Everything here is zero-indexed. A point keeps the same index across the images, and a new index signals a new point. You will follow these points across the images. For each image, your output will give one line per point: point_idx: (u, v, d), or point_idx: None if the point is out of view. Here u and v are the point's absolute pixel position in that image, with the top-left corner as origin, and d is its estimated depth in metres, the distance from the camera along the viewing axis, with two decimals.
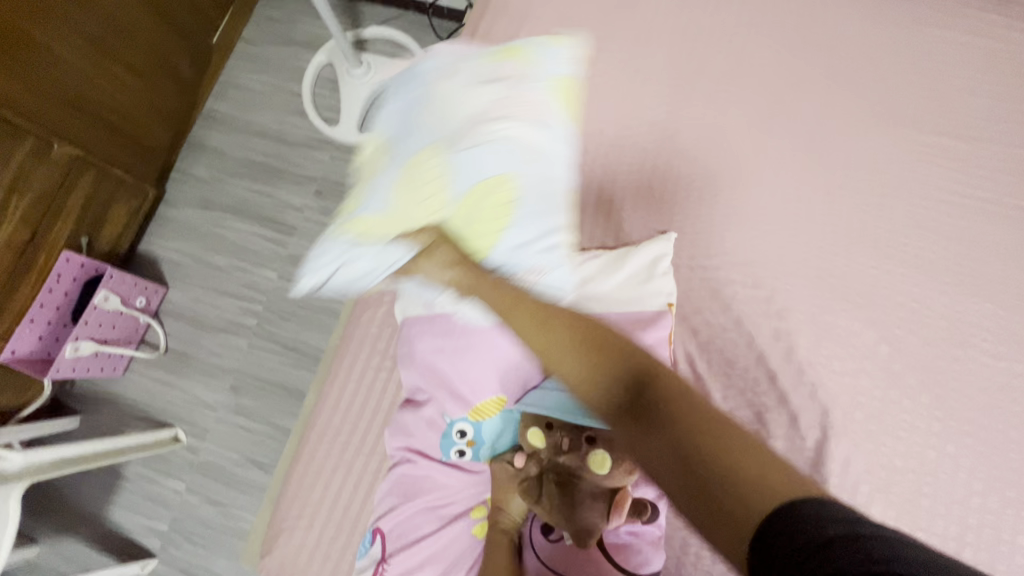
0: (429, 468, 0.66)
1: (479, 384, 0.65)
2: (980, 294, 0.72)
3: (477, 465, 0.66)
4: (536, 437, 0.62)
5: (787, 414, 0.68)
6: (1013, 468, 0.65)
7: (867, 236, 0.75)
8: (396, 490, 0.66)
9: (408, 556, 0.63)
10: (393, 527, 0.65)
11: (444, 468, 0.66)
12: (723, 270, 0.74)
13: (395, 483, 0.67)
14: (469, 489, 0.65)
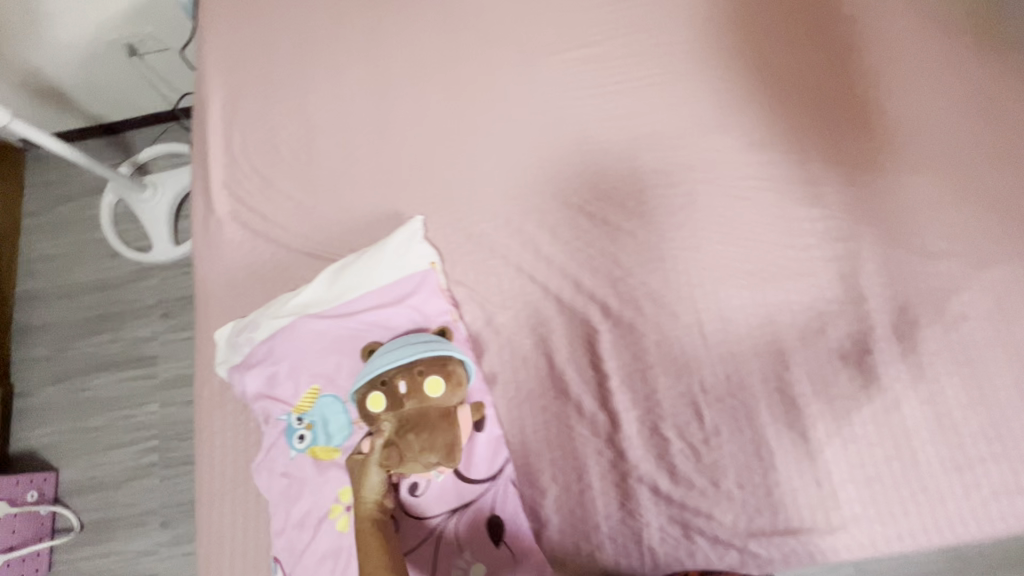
0: (295, 487, 0.70)
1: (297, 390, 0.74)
2: (648, 145, 0.92)
3: (320, 466, 0.70)
4: (376, 401, 0.69)
5: (553, 297, 0.86)
6: (714, 254, 0.86)
7: (559, 141, 0.93)
8: (280, 516, 0.71)
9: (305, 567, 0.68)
10: (287, 549, 0.69)
11: (304, 481, 0.70)
12: (469, 217, 0.91)
13: (276, 511, 0.71)
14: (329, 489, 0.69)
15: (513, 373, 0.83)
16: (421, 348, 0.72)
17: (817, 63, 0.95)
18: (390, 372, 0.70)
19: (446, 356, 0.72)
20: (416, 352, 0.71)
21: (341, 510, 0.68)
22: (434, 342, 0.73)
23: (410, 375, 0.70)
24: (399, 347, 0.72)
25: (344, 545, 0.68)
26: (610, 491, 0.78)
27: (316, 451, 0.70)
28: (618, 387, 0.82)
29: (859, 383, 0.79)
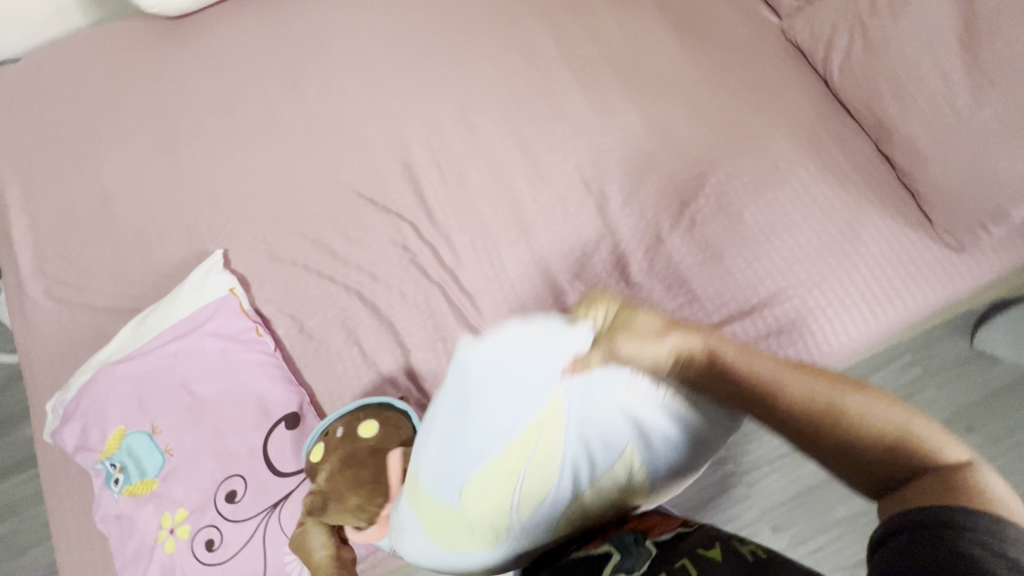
0: (124, 525, 0.76)
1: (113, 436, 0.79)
2: (414, 136, 1.02)
3: (140, 500, 0.76)
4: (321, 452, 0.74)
5: (354, 291, 0.94)
6: (487, 217, 0.96)
7: (337, 152, 1.02)
8: (117, 555, 0.76)
9: None
10: None
11: (129, 517, 0.76)
12: (267, 239, 0.98)
13: (115, 552, 0.77)
14: (152, 517, 0.75)
15: (329, 368, 0.91)
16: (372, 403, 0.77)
17: (551, 28, 1.06)
18: (333, 424, 0.75)
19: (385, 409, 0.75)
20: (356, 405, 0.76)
21: (167, 533, 0.75)
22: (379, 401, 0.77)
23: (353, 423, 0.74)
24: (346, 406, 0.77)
25: (176, 563, 0.74)
26: None
27: (133, 488, 0.76)
28: (424, 355, 0.90)
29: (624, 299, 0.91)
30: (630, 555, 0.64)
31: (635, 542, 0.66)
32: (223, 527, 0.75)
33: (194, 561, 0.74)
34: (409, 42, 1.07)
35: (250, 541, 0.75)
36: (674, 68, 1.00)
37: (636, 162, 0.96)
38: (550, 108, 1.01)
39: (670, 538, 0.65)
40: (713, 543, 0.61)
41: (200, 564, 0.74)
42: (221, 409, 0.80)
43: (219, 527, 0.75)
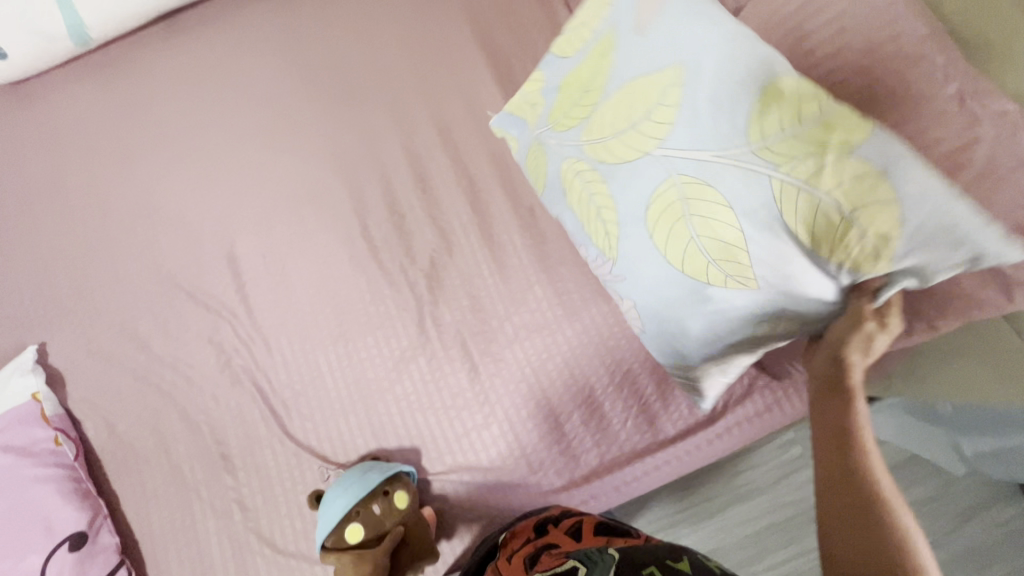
0: None
1: None
2: (243, 224, 0.97)
3: None
4: (355, 532, 0.78)
5: (168, 393, 0.92)
6: (308, 318, 0.93)
7: (162, 238, 0.98)
8: None
9: None
10: None
11: None
12: (85, 332, 0.95)
13: None
14: None
15: (136, 474, 0.89)
16: (380, 478, 0.80)
17: (393, 106, 1.01)
18: (364, 497, 0.79)
19: (397, 472, 0.81)
20: (353, 498, 0.78)
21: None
22: (381, 471, 0.81)
23: (364, 512, 0.78)
24: (342, 493, 0.79)
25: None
26: (229, 567, 0.84)
27: None
28: (232, 465, 0.88)
29: (438, 415, 0.87)
30: (593, 563, 0.63)
31: (597, 551, 0.65)
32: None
33: None
34: (248, 120, 1.02)
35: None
36: (514, 164, 0.96)
37: (464, 265, 0.92)
38: (383, 198, 0.96)
39: (630, 547, 0.66)
40: (681, 557, 0.62)
41: None
42: (3, 530, 0.79)
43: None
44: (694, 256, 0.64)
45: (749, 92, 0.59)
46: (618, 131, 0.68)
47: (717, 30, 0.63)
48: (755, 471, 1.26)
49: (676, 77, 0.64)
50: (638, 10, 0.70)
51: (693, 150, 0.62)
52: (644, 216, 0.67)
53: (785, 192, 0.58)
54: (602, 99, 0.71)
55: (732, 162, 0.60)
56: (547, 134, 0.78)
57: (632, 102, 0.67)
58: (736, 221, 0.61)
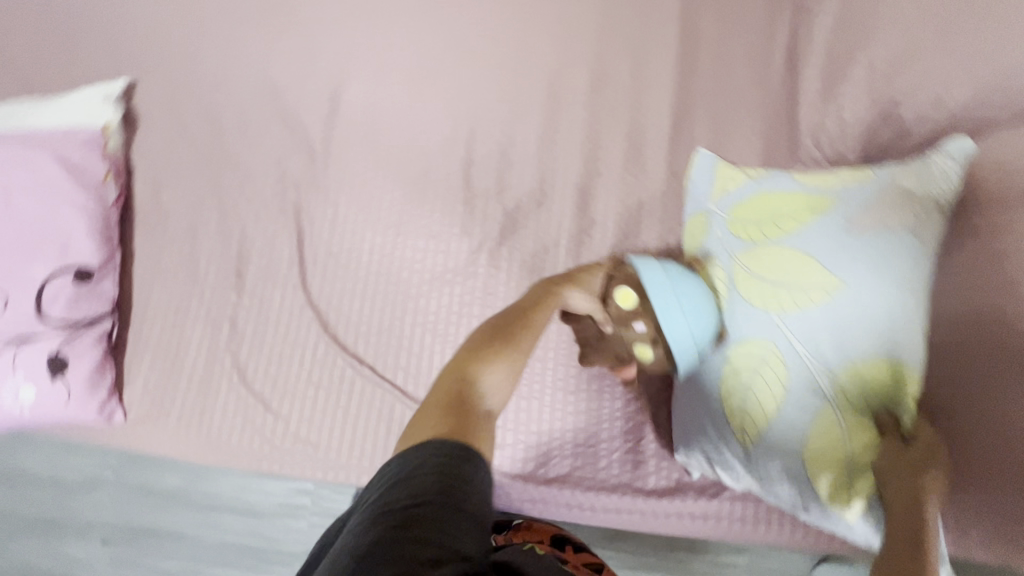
0: None
1: None
2: (361, 70, 0.92)
3: None
4: (624, 298, 0.65)
5: (219, 190, 0.90)
6: (375, 190, 0.89)
7: (282, 42, 0.93)
8: None
9: None
10: None
11: None
12: (175, 95, 0.94)
13: None
14: None
15: (157, 246, 0.89)
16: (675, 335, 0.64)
17: (563, 28, 0.91)
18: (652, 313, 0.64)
19: (677, 368, 0.66)
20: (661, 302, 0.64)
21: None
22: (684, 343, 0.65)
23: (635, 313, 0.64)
24: (681, 310, 0.64)
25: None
26: (198, 371, 0.86)
27: None
28: (242, 285, 0.88)
29: (444, 347, 0.83)
30: None
31: None
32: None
33: None
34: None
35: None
36: (649, 150, 0.86)
37: (545, 222, 0.85)
38: (503, 115, 0.89)
39: None
40: None
41: None
42: (27, 230, 0.82)
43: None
44: (735, 399, 0.66)
45: (871, 346, 0.60)
46: (765, 280, 0.66)
47: (895, 283, 0.60)
48: (696, 556, 1.21)
49: (830, 288, 0.62)
50: (870, 207, 0.64)
51: (822, 313, 0.62)
52: (739, 334, 0.67)
53: (821, 416, 0.61)
54: (780, 217, 0.69)
55: (806, 371, 0.62)
56: (719, 221, 0.74)
57: (795, 266, 0.65)
58: (785, 408, 0.63)
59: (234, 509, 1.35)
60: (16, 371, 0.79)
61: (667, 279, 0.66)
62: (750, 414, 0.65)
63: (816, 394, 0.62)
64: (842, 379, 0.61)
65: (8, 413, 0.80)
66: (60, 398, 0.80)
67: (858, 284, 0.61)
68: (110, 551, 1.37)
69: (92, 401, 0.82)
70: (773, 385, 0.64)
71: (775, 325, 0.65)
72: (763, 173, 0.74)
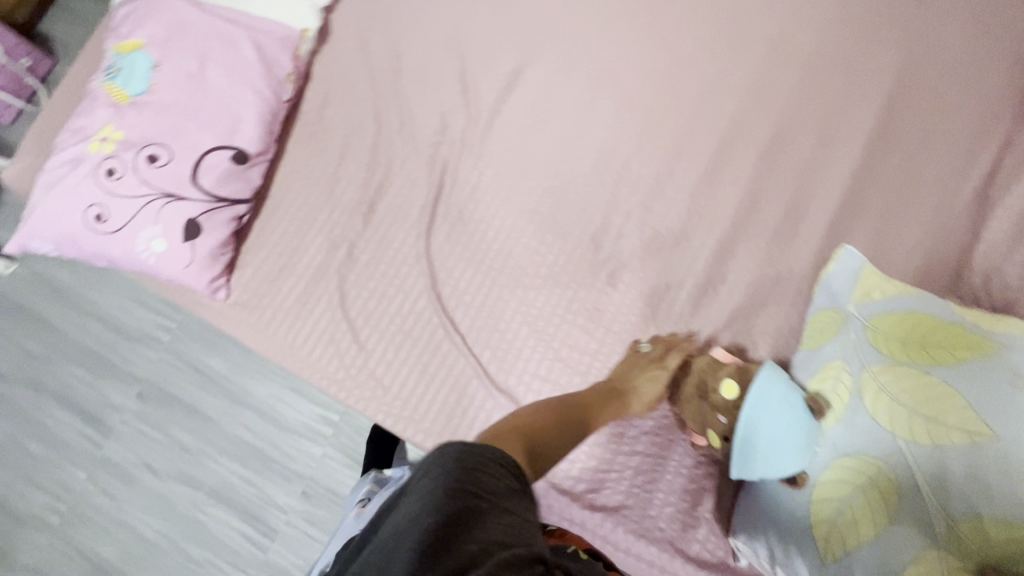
0: (88, 106, 0.86)
1: (136, 35, 0.86)
2: (549, 56, 0.92)
3: (106, 99, 0.85)
4: (728, 389, 0.70)
5: (376, 123, 0.93)
6: (521, 173, 0.89)
7: (485, 5, 0.95)
8: (70, 120, 0.87)
9: (57, 158, 0.85)
10: (59, 142, 0.87)
11: (94, 103, 0.86)
12: (369, 20, 0.96)
13: (71, 116, 0.88)
14: (98, 119, 0.85)
15: (306, 154, 0.93)
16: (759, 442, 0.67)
17: (758, 82, 0.89)
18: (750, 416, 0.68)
19: (742, 467, 0.69)
20: (762, 410, 0.67)
21: (101, 137, 0.84)
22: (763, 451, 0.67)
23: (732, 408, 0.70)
24: (772, 416, 0.67)
25: (86, 161, 0.84)
26: (303, 280, 0.89)
27: (111, 88, 0.85)
28: (368, 218, 0.90)
29: (539, 345, 0.84)
30: None
31: None
32: (129, 169, 0.83)
33: (94, 171, 0.83)
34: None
35: (137, 200, 0.82)
36: (804, 230, 0.84)
37: (675, 263, 0.84)
38: (669, 146, 0.88)
39: None
40: None
41: (92, 178, 0.83)
42: (207, 100, 0.86)
43: (128, 167, 0.83)
44: (827, 509, 0.66)
45: (1004, 511, 0.56)
46: (896, 404, 0.64)
47: None
48: None
49: (977, 436, 0.58)
50: None
51: (953, 458, 0.59)
52: (849, 447, 0.66)
53: (924, 561, 0.59)
54: (925, 344, 0.66)
55: (918, 511, 0.60)
56: (854, 325, 0.71)
57: (933, 400, 0.62)
58: (881, 538, 0.62)
59: (257, 411, 1.39)
60: (156, 223, 0.83)
61: (782, 390, 0.68)
62: (844, 530, 0.64)
63: (924, 536, 0.59)
64: (959, 532, 0.58)
65: (134, 257, 0.84)
66: (182, 261, 0.84)
67: (1013, 443, 0.57)
68: (140, 404, 1.44)
69: (206, 273, 0.86)
70: (874, 511, 0.63)
71: (900, 453, 0.62)
72: (915, 291, 0.70)
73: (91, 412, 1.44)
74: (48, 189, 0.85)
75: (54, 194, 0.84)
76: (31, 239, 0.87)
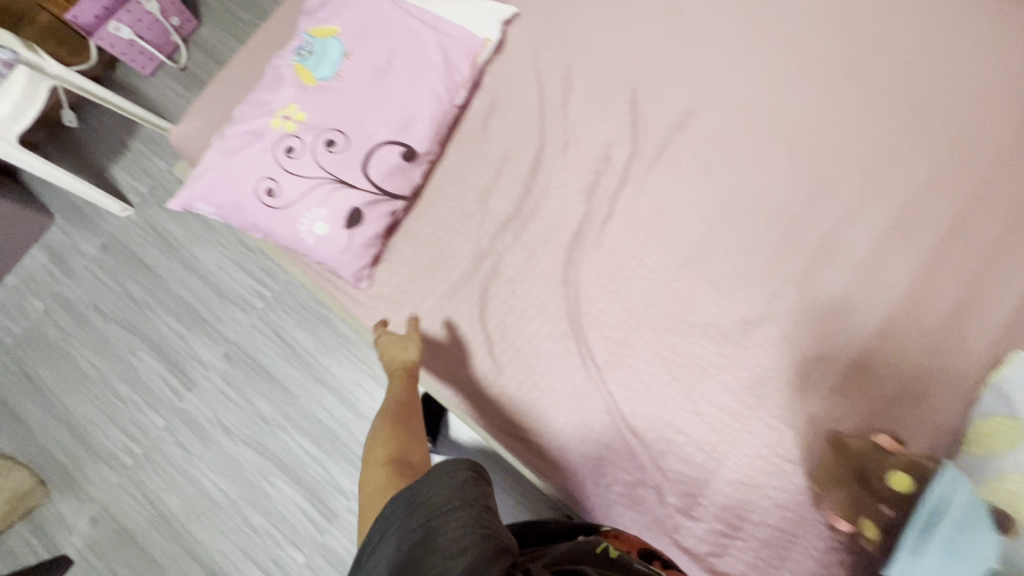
0: (275, 84, 0.89)
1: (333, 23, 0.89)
2: (726, 102, 0.91)
3: (295, 79, 0.88)
4: (903, 483, 0.71)
5: (539, 140, 0.93)
6: (680, 215, 0.88)
7: (667, 42, 0.94)
8: (255, 93, 0.91)
9: (238, 128, 0.88)
10: (241, 112, 0.90)
11: (282, 81, 0.89)
12: (546, 38, 0.97)
13: (256, 89, 0.91)
14: (284, 97, 0.87)
15: (464, 159, 0.94)
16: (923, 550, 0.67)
17: (944, 164, 0.85)
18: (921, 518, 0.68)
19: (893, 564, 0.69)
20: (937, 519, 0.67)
21: (285, 114, 0.86)
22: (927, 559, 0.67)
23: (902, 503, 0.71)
24: (948, 529, 0.66)
25: (267, 135, 0.86)
26: (446, 283, 0.90)
27: (301, 70, 0.88)
28: (518, 233, 0.90)
29: (677, 391, 0.82)
30: None
31: None
32: (307, 150, 0.85)
33: (273, 146, 0.85)
34: (825, 42, 0.91)
35: (309, 179, 0.84)
36: (977, 325, 0.79)
37: (831, 334, 0.81)
38: (840, 213, 0.85)
39: None
40: None
41: (270, 153, 0.85)
42: (387, 94, 0.87)
43: (307, 146, 0.85)
44: None
45: None
46: None
47: None
48: None
49: None
50: None
51: None
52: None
53: None
54: None
55: None
56: None
57: None
58: None
59: (339, 394, 1.42)
60: (322, 205, 0.85)
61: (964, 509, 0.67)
62: None
63: None
64: None
65: (294, 235, 0.85)
66: (338, 246, 0.86)
67: None
68: (225, 365, 1.48)
69: (358, 259, 0.88)
70: None
71: None
72: None
73: (177, 363, 1.48)
74: (225, 155, 0.88)
75: (229, 161, 0.87)
76: (196, 199, 0.90)
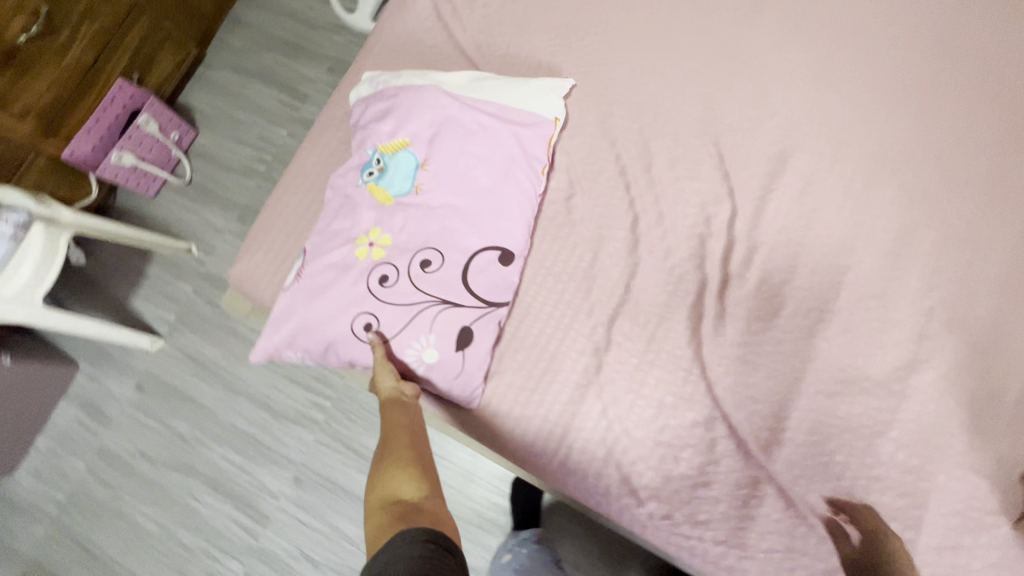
0: (348, 207, 0.83)
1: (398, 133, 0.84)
2: (817, 141, 0.87)
3: (370, 200, 0.82)
4: None
5: (631, 214, 0.88)
6: (799, 267, 0.83)
7: (741, 90, 0.90)
8: (326, 221, 0.84)
9: (317, 262, 0.82)
10: (315, 244, 0.83)
11: (356, 203, 0.83)
12: (613, 106, 0.92)
13: (325, 215, 0.85)
14: (364, 221, 0.81)
15: (557, 247, 0.88)
16: None
17: None
18: None
19: None
20: None
21: (369, 241, 0.80)
22: None
23: None
24: None
25: (354, 266, 0.80)
26: (569, 384, 0.83)
27: (375, 189, 0.82)
28: (634, 316, 0.84)
29: (848, 458, 0.76)
30: None
31: None
32: (403, 275, 0.78)
33: (365, 276, 0.79)
34: (900, 60, 0.88)
35: (410, 305, 0.77)
36: None
37: (993, 366, 0.77)
38: (966, 235, 0.82)
39: None
40: None
41: (362, 284, 0.79)
42: (473, 199, 0.81)
43: (401, 270, 0.78)
44: None
45: None
46: None
47: None
48: None
49: None
50: None
51: None
52: None
53: None
54: None
55: None
56: None
57: None
58: None
59: None
60: (429, 330, 0.78)
61: None
62: None
63: None
64: None
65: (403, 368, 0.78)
66: (452, 371, 0.78)
67: None
68: (296, 490, 1.36)
69: (471, 377, 0.81)
70: None
71: None
72: None
73: (243, 498, 1.37)
74: (308, 294, 0.81)
75: (316, 301, 0.80)
76: (283, 347, 0.81)
